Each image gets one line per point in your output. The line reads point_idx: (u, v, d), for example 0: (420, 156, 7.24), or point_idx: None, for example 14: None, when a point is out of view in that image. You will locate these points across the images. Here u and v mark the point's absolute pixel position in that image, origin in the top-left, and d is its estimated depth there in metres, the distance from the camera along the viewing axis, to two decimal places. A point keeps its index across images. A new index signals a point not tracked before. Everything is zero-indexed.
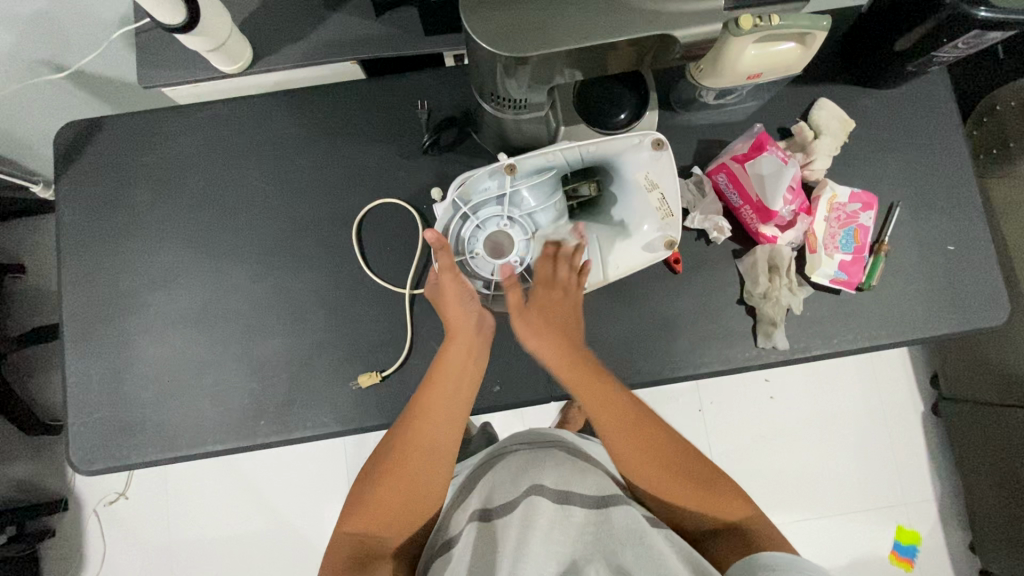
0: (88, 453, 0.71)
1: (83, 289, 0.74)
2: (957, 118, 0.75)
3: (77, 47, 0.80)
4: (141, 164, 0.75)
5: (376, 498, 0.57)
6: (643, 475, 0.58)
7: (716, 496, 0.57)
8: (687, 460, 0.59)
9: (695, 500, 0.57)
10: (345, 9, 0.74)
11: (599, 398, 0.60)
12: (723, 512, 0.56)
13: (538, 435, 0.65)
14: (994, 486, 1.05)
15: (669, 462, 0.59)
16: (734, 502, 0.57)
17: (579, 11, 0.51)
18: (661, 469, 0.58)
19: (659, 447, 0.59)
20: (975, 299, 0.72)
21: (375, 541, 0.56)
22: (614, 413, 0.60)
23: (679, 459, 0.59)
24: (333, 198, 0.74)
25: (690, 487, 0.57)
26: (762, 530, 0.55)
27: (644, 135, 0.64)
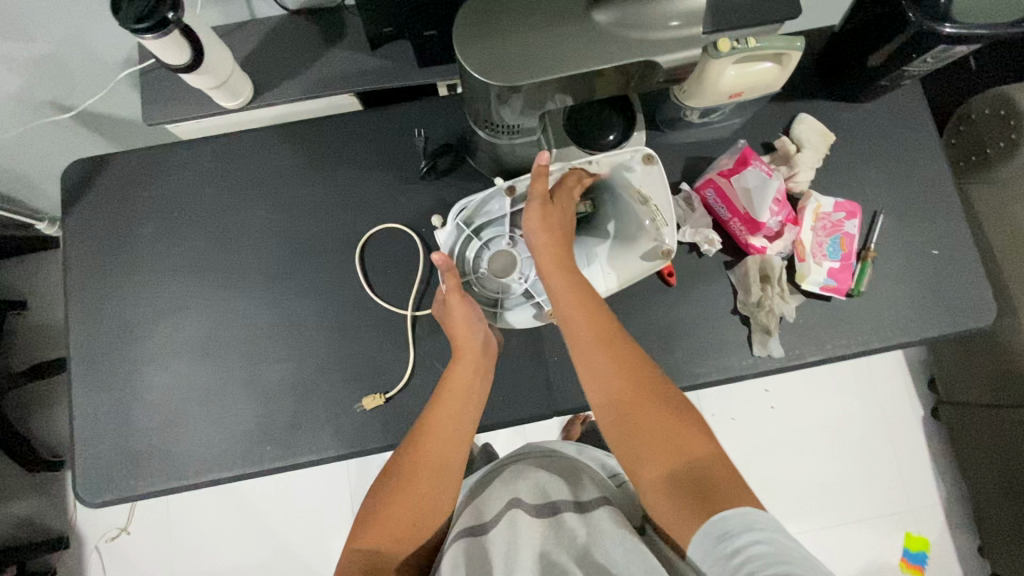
0: (93, 486, 0.71)
1: (88, 321, 0.75)
2: (933, 127, 0.78)
3: (82, 89, 0.83)
4: (145, 198, 0.78)
5: (384, 515, 0.56)
6: (613, 394, 0.58)
7: (679, 435, 0.54)
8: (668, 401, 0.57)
9: (662, 444, 0.54)
10: (341, 44, 0.77)
11: (583, 312, 0.61)
12: (685, 457, 0.53)
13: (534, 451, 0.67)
14: (998, 488, 1.05)
15: (649, 400, 0.57)
16: (704, 445, 0.54)
17: (565, 42, 0.54)
18: (637, 417, 0.56)
19: (638, 374, 0.58)
20: (963, 301, 0.74)
21: (386, 557, 0.55)
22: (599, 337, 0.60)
23: (659, 389, 0.57)
24: (333, 225, 0.76)
25: (661, 417, 0.55)
26: (724, 480, 0.51)
27: (635, 151, 0.66)
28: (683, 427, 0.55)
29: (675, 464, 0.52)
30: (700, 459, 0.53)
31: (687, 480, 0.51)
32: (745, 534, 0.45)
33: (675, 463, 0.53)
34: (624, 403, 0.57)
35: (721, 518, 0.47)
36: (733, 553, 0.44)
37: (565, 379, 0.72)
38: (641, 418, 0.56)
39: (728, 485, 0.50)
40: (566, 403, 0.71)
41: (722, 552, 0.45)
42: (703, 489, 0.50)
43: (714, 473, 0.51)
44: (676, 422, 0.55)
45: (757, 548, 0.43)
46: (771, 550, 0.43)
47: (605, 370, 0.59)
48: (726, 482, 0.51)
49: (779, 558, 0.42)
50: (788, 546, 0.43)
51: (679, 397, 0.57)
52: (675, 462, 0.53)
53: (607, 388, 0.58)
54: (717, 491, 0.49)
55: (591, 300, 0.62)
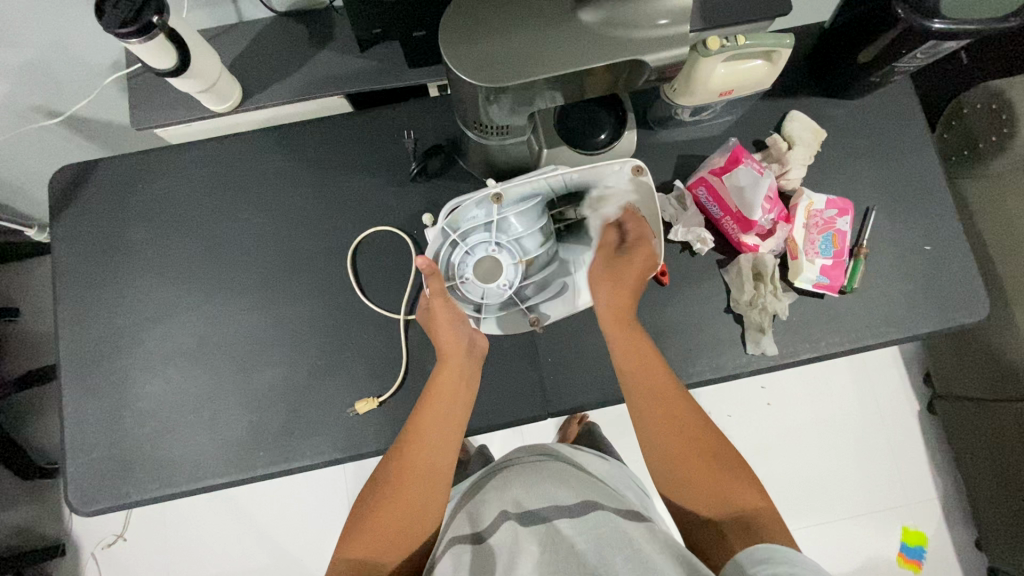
0: (86, 494, 0.70)
1: (78, 328, 0.75)
2: (924, 122, 0.78)
3: (70, 94, 0.83)
4: (135, 203, 0.77)
5: (373, 521, 0.56)
6: (658, 442, 0.58)
7: (734, 485, 0.55)
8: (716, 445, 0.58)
9: (715, 489, 0.55)
10: (330, 46, 0.77)
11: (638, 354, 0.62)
12: (737, 502, 0.54)
13: (526, 453, 0.67)
14: (994, 482, 1.05)
15: (700, 447, 0.57)
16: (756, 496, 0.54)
17: (552, 43, 0.53)
18: (688, 460, 0.57)
19: (686, 423, 0.59)
20: (956, 296, 0.74)
21: (374, 566, 0.54)
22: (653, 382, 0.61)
23: (707, 435, 0.58)
24: (325, 227, 0.76)
25: (712, 466, 0.56)
26: (772, 524, 0.52)
27: (625, 163, 0.66)
28: (732, 471, 0.56)
29: (727, 511, 0.54)
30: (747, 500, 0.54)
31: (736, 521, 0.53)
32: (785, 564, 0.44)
33: (725, 503, 0.54)
34: (675, 445, 0.58)
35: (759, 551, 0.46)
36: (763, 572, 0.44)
37: (560, 380, 0.71)
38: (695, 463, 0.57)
39: (771, 522, 0.52)
40: (560, 404, 0.71)
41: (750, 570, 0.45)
42: (751, 529, 0.51)
43: (758, 513, 0.53)
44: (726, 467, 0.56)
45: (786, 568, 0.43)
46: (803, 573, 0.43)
47: (660, 420, 0.59)
48: (770, 522, 0.52)
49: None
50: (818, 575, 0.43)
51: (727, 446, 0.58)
52: (725, 504, 0.54)
53: (656, 435, 0.59)
54: (766, 530, 0.51)
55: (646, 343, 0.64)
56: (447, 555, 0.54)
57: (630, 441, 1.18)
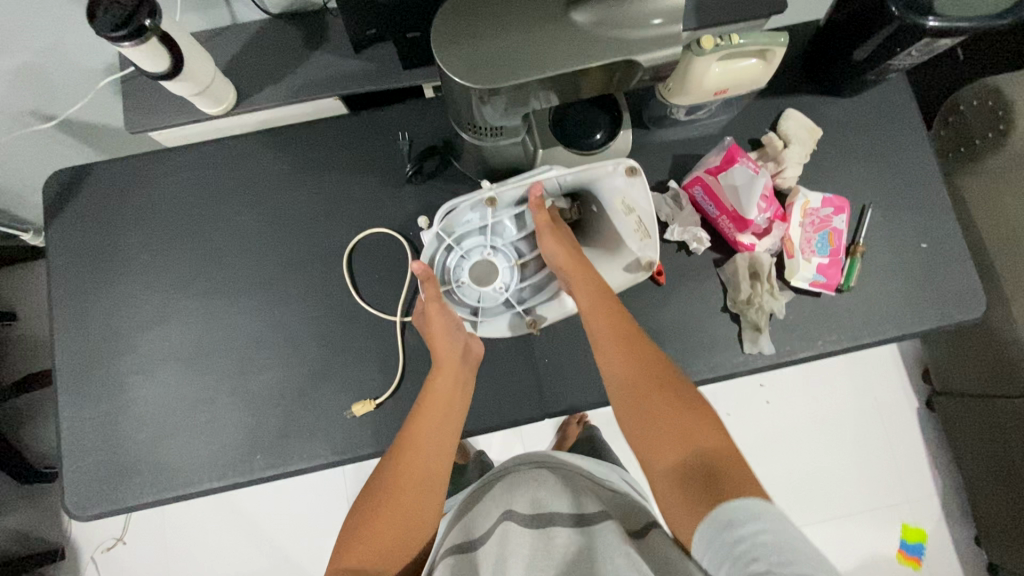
0: (83, 498, 0.70)
1: (74, 333, 0.75)
2: (919, 120, 0.78)
3: (64, 98, 0.82)
4: (130, 207, 0.77)
5: (369, 528, 0.55)
6: (625, 385, 0.59)
7: (699, 433, 0.54)
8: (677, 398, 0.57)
9: (677, 444, 0.54)
10: (324, 48, 0.76)
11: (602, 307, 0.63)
12: (701, 450, 0.53)
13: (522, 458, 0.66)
14: (993, 478, 1.05)
15: (666, 392, 0.57)
16: (719, 442, 0.53)
17: (545, 44, 0.53)
18: (652, 417, 0.56)
19: (651, 368, 0.59)
20: (953, 293, 0.74)
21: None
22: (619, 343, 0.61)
23: (673, 382, 0.58)
24: (321, 230, 0.75)
25: (675, 411, 0.56)
26: (736, 473, 0.50)
27: (618, 163, 0.63)
28: (696, 425, 0.55)
29: (688, 458, 0.52)
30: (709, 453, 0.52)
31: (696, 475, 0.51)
32: (752, 521, 0.44)
33: (686, 459, 0.52)
34: (636, 401, 0.58)
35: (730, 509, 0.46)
36: (738, 540, 0.44)
37: (557, 381, 0.71)
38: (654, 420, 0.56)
39: (736, 476, 0.50)
40: (556, 405, 0.71)
41: (724, 541, 0.45)
42: (712, 483, 0.50)
43: (722, 466, 0.51)
44: (687, 420, 0.55)
45: (761, 538, 0.43)
46: (775, 541, 0.42)
47: (627, 366, 0.60)
48: (734, 475, 0.50)
49: (781, 551, 0.41)
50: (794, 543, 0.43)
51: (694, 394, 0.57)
52: (687, 458, 0.53)
53: (622, 383, 0.59)
54: (728, 483, 0.49)
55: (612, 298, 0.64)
56: (448, 556, 0.53)
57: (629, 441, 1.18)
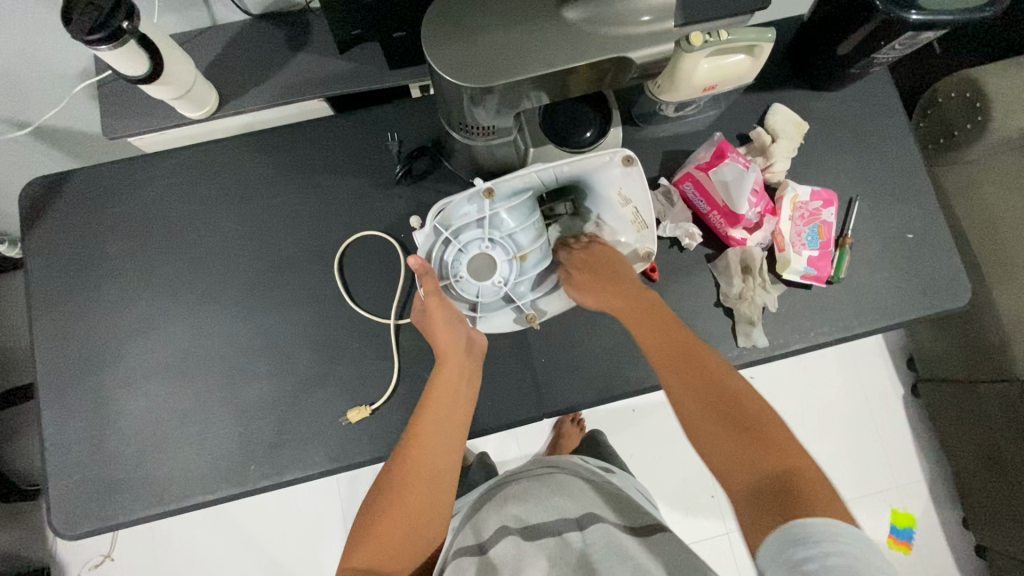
0: (71, 517, 0.68)
1: (55, 346, 0.73)
2: (902, 112, 0.79)
3: (38, 105, 0.80)
4: (111, 215, 0.75)
5: (376, 530, 0.55)
6: (679, 400, 0.56)
7: (767, 448, 0.49)
8: (741, 413, 0.53)
9: (751, 462, 0.49)
10: (307, 49, 0.75)
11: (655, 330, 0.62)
12: (770, 464, 0.48)
13: (535, 467, 0.68)
14: (978, 461, 1.08)
15: (725, 410, 0.53)
16: (794, 458, 0.48)
17: (535, 41, 0.53)
18: (713, 432, 0.53)
19: (706, 385, 0.55)
20: (939, 282, 0.75)
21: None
22: (676, 359, 0.59)
23: (736, 399, 0.54)
24: (309, 234, 0.74)
25: (736, 428, 0.51)
26: (811, 488, 0.45)
27: (614, 153, 0.65)
28: (770, 437, 0.50)
29: (754, 476, 0.48)
30: (781, 461, 0.48)
31: (768, 491, 0.46)
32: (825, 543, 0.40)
33: (759, 472, 0.48)
34: (695, 417, 0.54)
35: (798, 524, 0.42)
36: (808, 559, 0.40)
37: (554, 380, 0.71)
38: (717, 440, 0.52)
39: (815, 493, 0.45)
40: (554, 404, 0.70)
41: (791, 558, 0.40)
42: (783, 497, 0.45)
43: (798, 478, 0.46)
44: (759, 438, 0.50)
45: (837, 559, 0.39)
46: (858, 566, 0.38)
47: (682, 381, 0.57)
48: (810, 488, 0.46)
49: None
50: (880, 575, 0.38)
51: (760, 409, 0.53)
52: (758, 472, 0.48)
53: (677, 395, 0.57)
54: (805, 500, 0.44)
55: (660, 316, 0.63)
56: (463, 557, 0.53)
57: (624, 438, 1.19)
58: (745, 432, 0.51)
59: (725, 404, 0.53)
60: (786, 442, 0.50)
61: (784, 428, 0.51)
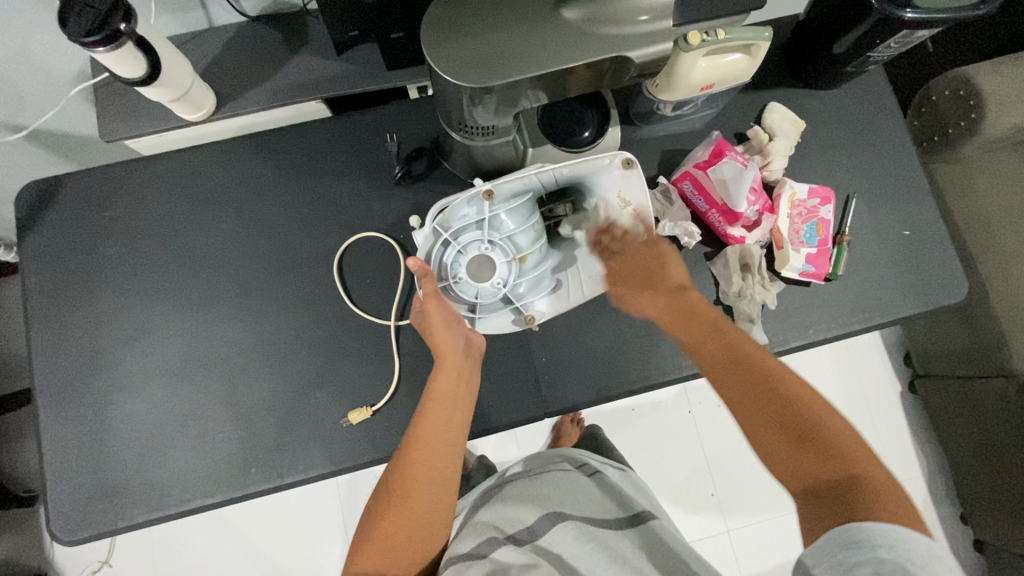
0: (70, 522, 0.68)
1: (53, 350, 0.72)
2: (897, 110, 0.80)
3: (33, 108, 0.79)
4: (108, 218, 0.74)
5: (380, 535, 0.54)
6: (721, 387, 0.54)
7: (816, 440, 0.47)
8: (795, 407, 0.49)
9: (798, 457, 0.47)
10: (304, 50, 0.75)
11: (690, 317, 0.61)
12: (827, 456, 0.46)
13: (537, 465, 0.68)
14: (975, 456, 1.08)
15: (769, 399, 0.50)
16: (853, 452, 0.46)
17: (533, 42, 0.53)
18: (759, 419, 0.50)
19: (748, 370, 0.53)
20: (935, 278, 0.76)
21: None
22: (715, 347, 0.56)
23: (782, 384, 0.50)
24: (308, 235, 0.74)
25: (782, 419, 0.49)
26: (871, 485, 0.44)
27: (614, 156, 0.64)
28: (814, 422, 0.48)
29: (805, 470, 0.47)
30: (840, 462, 0.45)
31: (824, 492, 0.45)
32: (883, 552, 0.39)
33: (816, 474, 0.46)
34: (741, 410, 0.52)
35: (855, 529, 0.41)
36: (861, 563, 0.39)
37: (555, 380, 0.71)
38: (771, 441, 0.49)
39: (879, 492, 0.43)
40: (556, 403, 0.70)
41: (842, 561, 0.40)
42: (839, 498, 0.44)
43: (862, 480, 0.44)
44: (811, 431, 0.47)
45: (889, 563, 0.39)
46: (913, 569, 0.38)
47: (723, 368, 0.54)
48: (873, 488, 0.44)
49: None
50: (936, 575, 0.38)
51: (809, 394, 0.50)
52: (814, 475, 0.46)
53: (720, 381, 0.54)
54: (861, 501, 0.43)
55: (693, 304, 0.62)
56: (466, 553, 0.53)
57: (623, 437, 1.19)
58: (802, 433, 0.48)
59: (780, 400, 0.50)
60: (844, 436, 0.47)
61: (827, 408, 0.49)
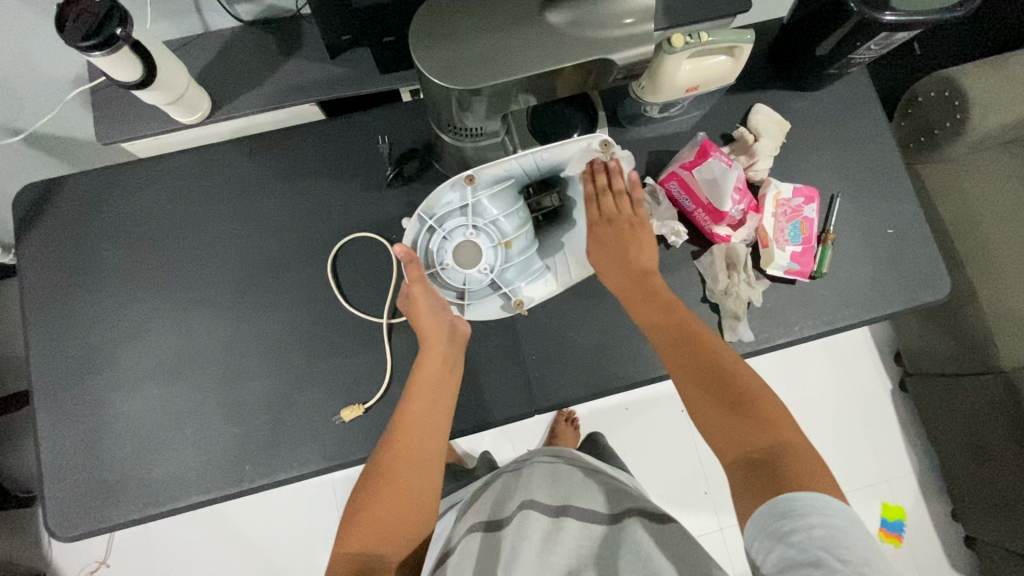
0: (67, 518, 0.69)
1: (50, 349, 0.73)
2: (880, 111, 0.81)
3: (32, 111, 0.81)
4: (105, 220, 0.76)
5: (368, 511, 0.55)
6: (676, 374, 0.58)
7: (756, 421, 0.51)
8: (737, 389, 0.53)
9: (741, 434, 0.51)
10: (298, 55, 0.76)
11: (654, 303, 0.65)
12: (765, 436, 0.49)
13: (540, 455, 0.69)
14: (964, 452, 1.09)
15: (718, 384, 0.54)
16: (789, 435, 0.50)
17: (518, 45, 0.54)
18: (707, 403, 0.54)
19: (702, 358, 0.57)
20: (919, 276, 0.77)
21: (375, 556, 0.53)
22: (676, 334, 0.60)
23: (731, 373, 0.55)
24: (302, 236, 0.75)
25: (729, 402, 0.53)
26: (802, 463, 0.47)
27: (592, 139, 0.65)
28: (756, 405, 0.52)
29: (744, 448, 0.50)
30: (774, 437, 0.49)
31: (758, 464, 0.48)
32: (815, 519, 0.42)
33: (752, 450, 0.49)
34: (693, 391, 0.55)
35: (787, 499, 0.44)
36: (795, 530, 0.42)
37: (545, 377, 0.72)
38: (714, 419, 0.53)
39: (810, 471, 0.46)
40: (546, 399, 0.72)
41: (777, 528, 0.43)
42: (772, 471, 0.47)
43: (791, 455, 0.48)
44: (755, 414, 0.51)
45: (821, 533, 0.41)
46: (842, 539, 0.41)
47: (679, 353, 0.59)
48: (802, 464, 0.47)
49: (843, 550, 0.40)
50: (858, 546, 0.41)
51: (753, 384, 0.54)
52: (750, 448, 0.49)
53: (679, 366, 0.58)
54: (792, 474, 0.46)
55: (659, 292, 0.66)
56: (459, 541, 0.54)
57: (617, 436, 1.20)
58: (742, 410, 0.52)
59: (728, 384, 0.54)
60: (777, 416, 0.51)
61: (772, 395, 0.53)
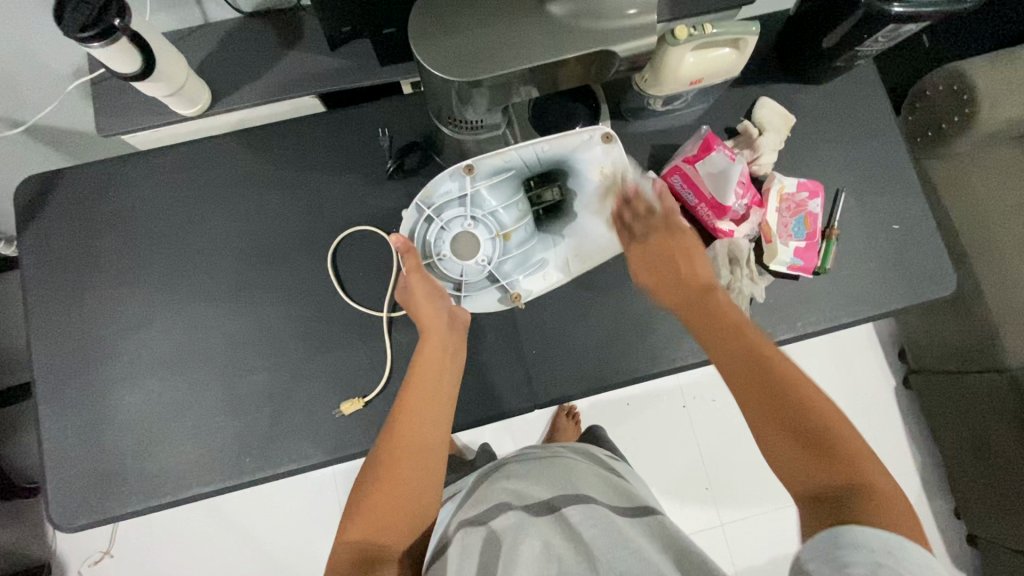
0: (69, 509, 0.69)
1: (52, 341, 0.73)
2: (887, 105, 0.80)
3: (32, 103, 0.81)
4: (105, 212, 0.75)
5: (369, 501, 0.54)
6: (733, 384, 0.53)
7: (824, 447, 0.46)
8: (805, 411, 0.48)
9: (804, 460, 0.46)
10: (297, 47, 0.76)
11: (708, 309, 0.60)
12: (835, 463, 0.45)
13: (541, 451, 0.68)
14: (968, 449, 1.09)
15: (780, 400, 0.49)
16: (866, 466, 0.45)
17: (519, 35, 0.54)
18: (770, 419, 0.49)
19: (763, 372, 0.52)
20: (924, 272, 0.76)
21: (374, 545, 0.52)
22: (731, 343, 0.55)
23: (796, 388, 0.50)
24: (302, 229, 0.75)
25: (794, 423, 0.48)
26: (876, 496, 0.43)
27: (593, 131, 0.68)
28: (823, 425, 0.47)
29: (809, 473, 0.46)
30: (846, 468, 0.45)
31: (826, 499, 0.44)
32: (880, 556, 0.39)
33: (817, 478, 0.45)
34: (748, 405, 0.51)
35: (855, 534, 0.41)
36: (857, 564, 0.39)
37: (546, 372, 0.72)
38: (778, 446, 0.48)
39: (883, 505, 0.42)
40: (547, 395, 0.71)
41: (837, 559, 0.40)
42: (838, 504, 0.43)
43: (865, 488, 0.43)
44: (818, 435, 0.47)
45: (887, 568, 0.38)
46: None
47: (734, 363, 0.54)
48: (876, 499, 0.43)
49: None
50: None
51: (822, 404, 0.48)
52: (814, 477, 0.45)
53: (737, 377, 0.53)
54: (860, 509, 0.42)
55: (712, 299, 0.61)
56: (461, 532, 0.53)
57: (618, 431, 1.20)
58: (811, 438, 0.47)
59: (791, 404, 0.49)
60: (849, 440, 0.47)
61: (840, 413, 0.48)
